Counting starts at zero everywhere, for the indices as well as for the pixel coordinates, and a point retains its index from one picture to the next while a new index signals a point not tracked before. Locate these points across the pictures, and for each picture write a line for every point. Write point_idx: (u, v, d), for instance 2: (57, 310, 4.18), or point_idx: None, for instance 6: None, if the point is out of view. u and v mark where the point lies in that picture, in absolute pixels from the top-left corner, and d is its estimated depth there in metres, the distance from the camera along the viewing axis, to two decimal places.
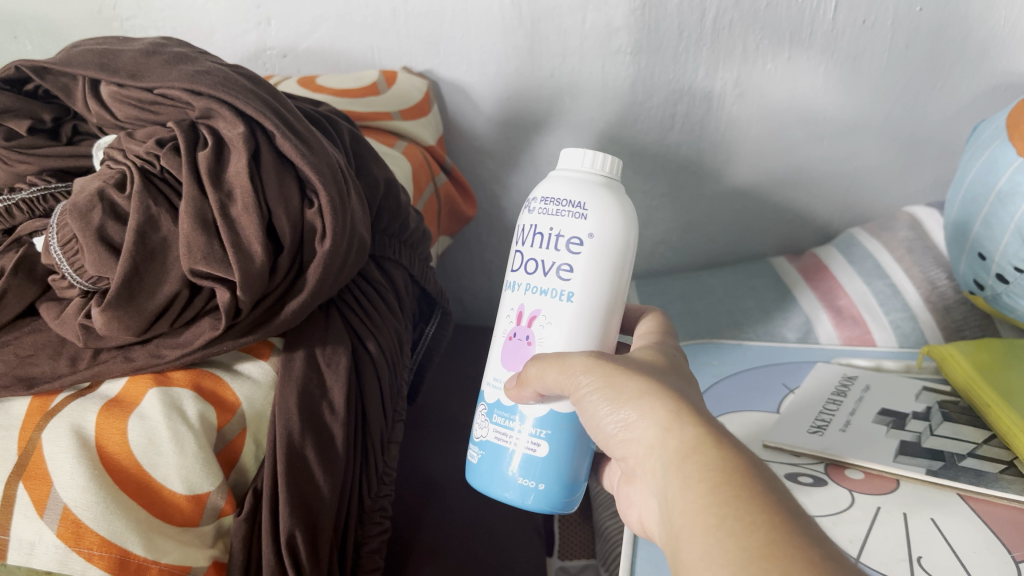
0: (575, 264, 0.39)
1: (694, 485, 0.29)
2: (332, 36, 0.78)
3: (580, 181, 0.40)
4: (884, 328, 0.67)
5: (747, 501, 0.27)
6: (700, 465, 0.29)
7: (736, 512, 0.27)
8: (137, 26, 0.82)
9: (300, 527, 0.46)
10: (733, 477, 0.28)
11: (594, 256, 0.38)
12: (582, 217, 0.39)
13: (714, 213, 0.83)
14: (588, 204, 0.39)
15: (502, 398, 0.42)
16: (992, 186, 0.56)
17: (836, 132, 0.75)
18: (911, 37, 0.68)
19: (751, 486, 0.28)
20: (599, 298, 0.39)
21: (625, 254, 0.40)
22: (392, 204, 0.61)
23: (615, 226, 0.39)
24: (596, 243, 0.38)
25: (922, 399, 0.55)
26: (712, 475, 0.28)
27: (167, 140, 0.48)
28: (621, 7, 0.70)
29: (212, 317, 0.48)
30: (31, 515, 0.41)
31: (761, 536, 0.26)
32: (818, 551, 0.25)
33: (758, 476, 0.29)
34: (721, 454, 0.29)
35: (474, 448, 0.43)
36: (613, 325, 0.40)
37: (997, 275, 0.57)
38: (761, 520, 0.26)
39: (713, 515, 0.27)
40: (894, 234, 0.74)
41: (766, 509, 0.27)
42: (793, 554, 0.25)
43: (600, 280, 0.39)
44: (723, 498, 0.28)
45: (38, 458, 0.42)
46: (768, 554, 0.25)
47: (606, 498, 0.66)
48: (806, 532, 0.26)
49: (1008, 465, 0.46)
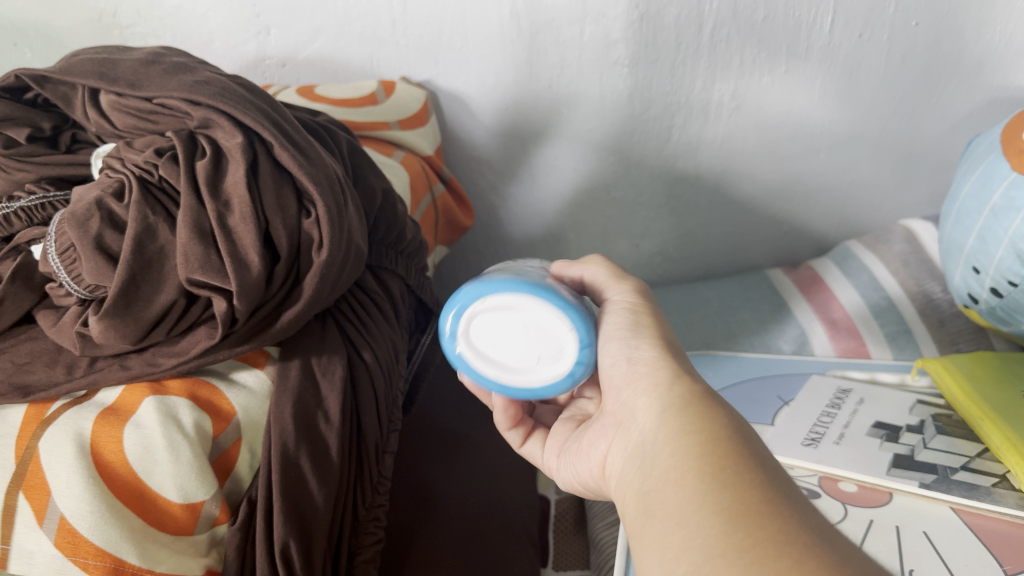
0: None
1: (693, 432, 0.30)
2: (331, 46, 0.79)
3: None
4: (879, 340, 0.68)
5: (743, 459, 0.29)
6: (702, 417, 0.31)
7: (733, 466, 0.28)
8: (137, 34, 0.82)
9: (294, 536, 0.46)
10: (734, 436, 0.30)
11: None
12: None
13: (709, 224, 0.84)
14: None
15: (537, 266, 0.43)
16: (988, 201, 0.56)
17: (832, 145, 0.76)
18: (907, 52, 0.68)
19: (749, 446, 0.30)
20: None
21: None
22: (389, 214, 0.61)
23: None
24: None
25: (915, 412, 0.55)
26: (714, 426, 0.30)
27: (166, 149, 0.48)
28: (619, 19, 0.70)
29: (209, 326, 0.48)
30: (32, 524, 0.41)
31: (755, 492, 0.27)
32: (808, 516, 0.26)
33: (755, 442, 0.30)
34: (725, 414, 0.31)
35: (504, 273, 0.41)
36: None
37: (992, 288, 0.57)
38: (758, 478, 0.28)
39: (709, 463, 0.29)
40: (889, 247, 0.75)
41: (760, 469, 0.28)
42: (784, 512, 0.26)
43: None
44: (719, 449, 0.29)
45: (37, 467, 0.42)
46: (760, 509, 0.26)
47: (601, 509, 0.66)
48: (798, 497, 0.27)
49: (1000, 479, 0.46)
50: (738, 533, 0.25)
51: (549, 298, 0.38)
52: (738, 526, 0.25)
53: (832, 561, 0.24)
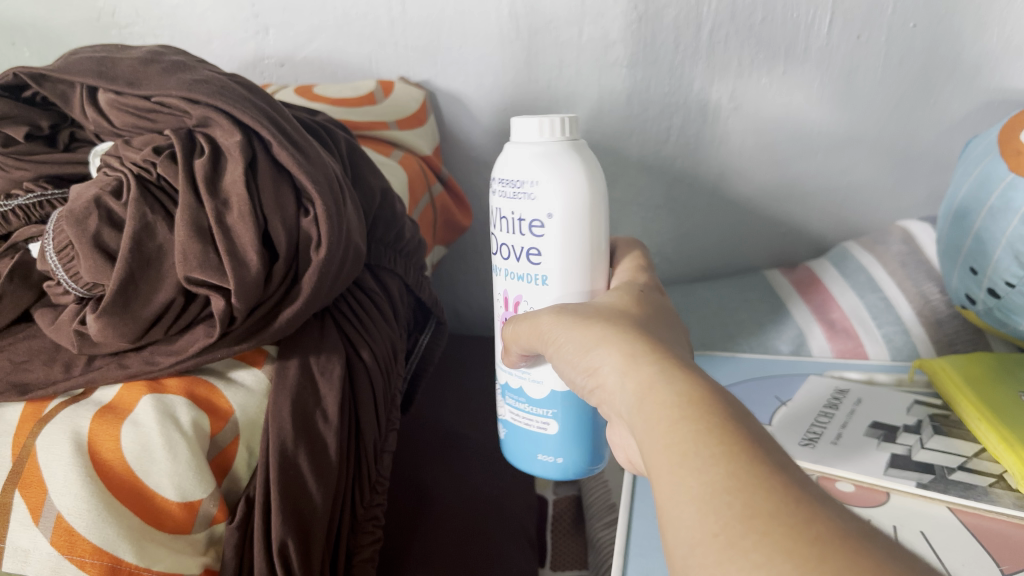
0: (546, 234, 0.41)
1: (653, 423, 0.29)
2: (330, 47, 0.79)
3: (537, 155, 0.40)
4: (876, 341, 0.68)
5: (704, 435, 0.27)
6: (659, 402, 0.29)
7: (694, 446, 0.27)
8: (136, 33, 0.82)
9: (292, 535, 0.46)
10: (695, 411, 0.28)
11: (555, 235, 0.41)
12: (537, 198, 0.40)
13: (707, 226, 0.84)
14: (539, 186, 0.40)
15: (509, 382, 0.47)
16: (985, 202, 0.57)
17: (830, 145, 0.76)
18: (906, 53, 0.69)
19: (713, 416, 0.28)
20: (580, 254, 0.42)
21: (591, 222, 0.41)
22: (388, 213, 0.61)
23: (576, 189, 0.40)
24: (555, 221, 0.40)
25: (913, 412, 0.55)
26: (666, 411, 0.29)
27: (164, 147, 0.48)
28: (617, 20, 0.71)
29: (207, 324, 0.48)
30: (27, 523, 0.41)
31: (721, 469, 0.25)
32: (781, 479, 0.25)
33: (721, 405, 0.29)
34: (685, 388, 0.29)
35: (501, 426, 0.50)
36: (600, 272, 0.44)
37: (989, 289, 0.57)
38: (726, 451, 0.26)
39: (675, 452, 0.27)
40: (887, 248, 0.75)
41: (724, 439, 0.26)
42: (755, 483, 0.25)
43: (566, 256, 0.41)
44: (680, 433, 0.27)
45: (34, 464, 0.42)
46: (728, 488, 0.25)
47: (599, 509, 0.66)
48: (770, 458, 0.26)
49: (997, 479, 0.46)
50: (711, 518, 0.24)
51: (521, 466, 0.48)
52: (710, 511, 0.24)
53: (803, 526, 0.23)
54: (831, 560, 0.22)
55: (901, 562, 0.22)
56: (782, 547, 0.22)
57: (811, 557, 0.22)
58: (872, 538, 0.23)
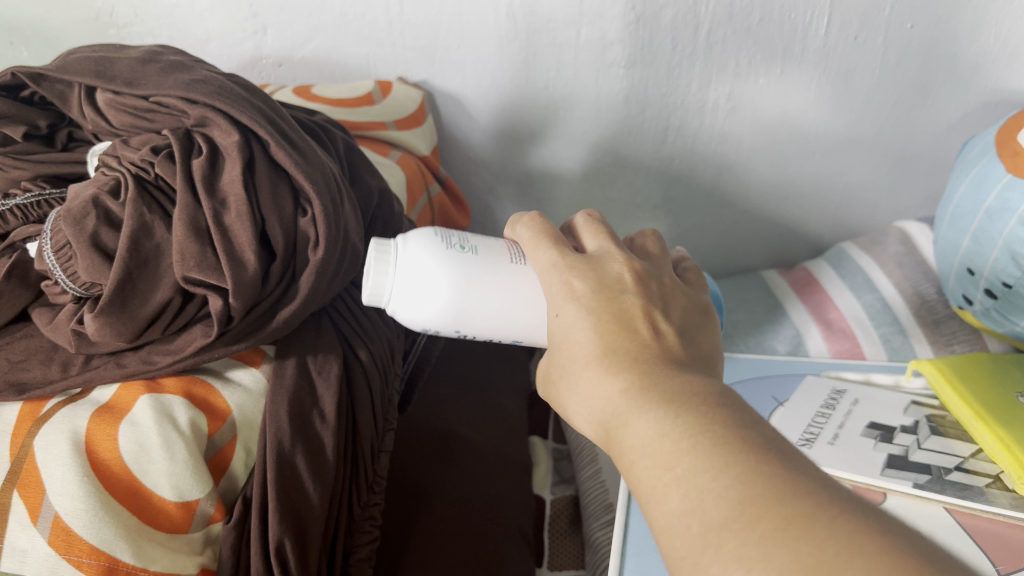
0: (475, 331, 0.42)
1: (620, 460, 0.29)
2: (326, 47, 0.79)
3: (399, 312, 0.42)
4: (873, 341, 0.68)
5: (654, 461, 0.27)
6: (616, 437, 0.30)
7: (649, 476, 0.27)
8: (134, 33, 0.82)
9: (289, 534, 0.46)
10: (642, 443, 0.28)
11: (474, 322, 0.41)
12: (438, 329, 0.42)
13: (705, 226, 0.85)
14: (427, 324, 0.42)
15: None
16: (982, 203, 0.57)
17: (827, 147, 0.76)
18: (903, 53, 0.68)
19: (656, 439, 0.27)
20: (506, 312, 0.41)
21: (473, 279, 0.41)
22: (385, 213, 0.61)
23: (443, 294, 0.40)
24: (461, 322, 0.41)
25: (910, 412, 0.55)
26: (623, 447, 0.29)
27: (162, 147, 0.48)
28: (615, 20, 0.70)
29: (205, 324, 0.48)
30: (25, 523, 0.41)
31: (674, 492, 0.26)
32: (726, 480, 0.24)
33: (660, 422, 0.28)
34: (629, 419, 0.29)
35: None
36: (532, 285, 0.41)
37: (986, 289, 0.58)
38: (674, 473, 0.26)
39: (638, 486, 0.28)
40: (884, 248, 0.75)
41: (671, 456, 0.26)
42: (702, 496, 0.25)
43: (497, 323, 0.42)
44: (637, 466, 0.28)
45: (32, 464, 0.42)
46: (685, 509, 0.25)
47: (596, 508, 0.67)
48: (714, 458, 0.25)
49: (993, 480, 0.47)
50: (675, 544, 0.25)
51: None
52: (675, 535, 0.25)
53: (753, 524, 0.23)
54: (778, 555, 0.22)
55: (852, 531, 0.22)
56: (734, 554, 0.23)
57: (760, 557, 0.22)
58: (824, 510, 0.23)
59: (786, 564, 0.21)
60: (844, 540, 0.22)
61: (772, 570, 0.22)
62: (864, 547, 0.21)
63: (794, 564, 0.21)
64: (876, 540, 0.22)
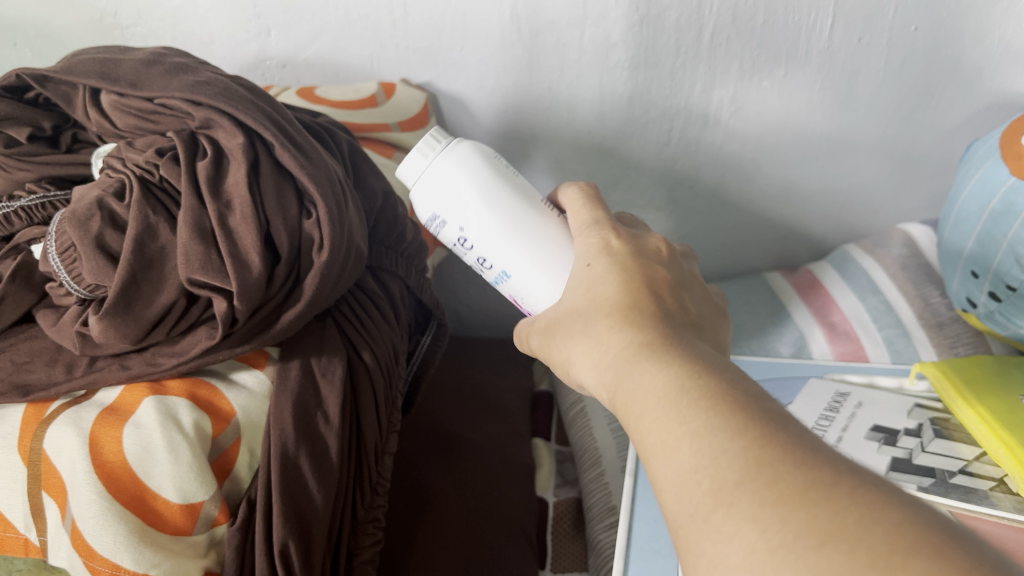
0: (476, 244, 0.42)
1: (628, 418, 0.29)
2: (330, 47, 0.79)
3: (418, 189, 0.42)
4: (876, 344, 0.68)
5: (668, 418, 0.26)
6: (626, 394, 0.29)
7: (659, 434, 0.26)
8: (138, 34, 0.83)
9: (294, 537, 0.45)
10: (657, 398, 0.27)
11: (481, 236, 0.41)
12: (443, 224, 0.42)
13: (708, 227, 0.86)
14: (439, 211, 0.42)
15: None
16: (986, 205, 0.56)
17: (831, 149, 0.76)
18: (907, 56, 0.68)
19: (672, 395, 0.27)
20: (511, 233, 0.41)
21: (497, 192, 0.41)
22: (389, 215, 0.62)
23: (467, 191, 0.41)
24: (466, 228, 0.42)
25: (914, 415, 0.55)
26: (633, 404, 0.28)
27: (167, 149, 0.48)
28: (619, 22, 0.70)
29: (210, 326, 0.49)
30: (59, 521, 0.44)
31: (685, 449, 0.25)
32: (743, 441, 0.24)
33: (677, 382, 0.27)
34: (644, 375, 0.29)
35: None
36: (554, 238, 0.42)
37: (990, 292, 0.57)
38: (689, 429, 0.25)
39: (647, 443, 0.27)
40: (888, 251, 0.75)
41: (684, 416, 0.26)
42: (717, 453, 0.24)
43: (499, 245, 0.42)
44: (648, 423, 0.27)
45: (48, 468, 0.44)
46: (694, 465, 0.24)
47: (600, 510, 0.66)
48: (732, 419, 0.25)
49: (998, 483, 0.47)
50: (683, 502, 0.24)
51: None
52: (683, 493, 0.24)
53: (766, 487, 0.22)
54: (794, 517, 0.21)
55: (872, 501, 0.21)
56: (747, 512, 0.22)
57: (774, 516, 0.22)
58: (844, 480, 0.22)
59: (802, 526, 0.21)
60: (862, 510, 0.21)
61: (788, 532, 0.21)
62: (886, 516, 0.21)
63: (810, 525, 0.21)
64: (897, 510, 0.21)
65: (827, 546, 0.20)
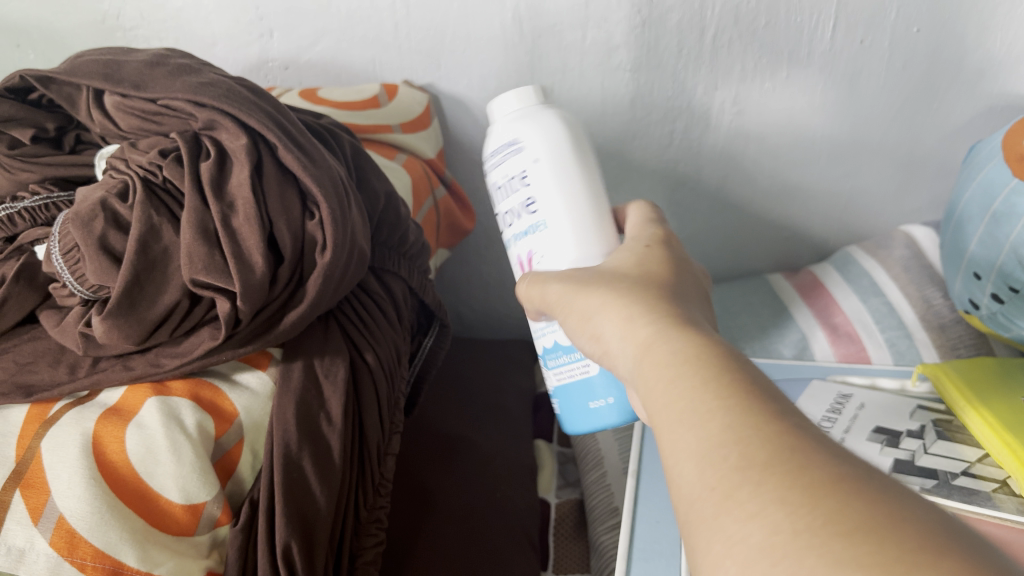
0: (536, 182, 0.43)
1: (654, 384, 0.29)
2: (333, 49, 0.79)
3: (508, 122, 0.45)
4: (879, 345, 0.68)
5: (704, 391, 0.26)
6: (657, 360, 0.29)
7: (691, 405, 0.26)
8: (141, 36, 0.83)
9: (296, 538, 0.45)
10: (694, 372, 0.27)
11: (542, 180, 0.43)
12: (520, 151, 0.43)
13: (710, 228, 0.86)
14: (521, 139, 0.44)
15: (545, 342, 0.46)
16: (989, 207, 0.56)
17: (833, 152, 0.76)
18: (909, 57, 0.68)
19: (712, 373, 0.27)
20: (571, 191, 0.43)
21: (575, 157, 0.44)
22: (392, 217, 0.61)
23: (551, 138, 0.43)
24: (538, 166, 0.43)
25: (917, 417, 0.55)
26: (665, 371, 0.28)
27: (170, 150, 0.48)
28: (621, 24, 0.70)
29: (213, 326, 0.49)
30: (26, 523, 0.41)
31: (716, 423, 0.25)
32: (780, 429, 0.24)
33: (717, 363, 0.28)
34: (684, 346, 0.29)
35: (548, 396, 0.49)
36: (598, 229, 0.43)
37: (992, 294, 0.57)
38: (725, 405, 0.25)
39: (674, 411, 0.27)
40: (890, 252, 0.75)
41: (720, 394, 0.26)
42: (751, 432, 0.24)
43: (557, 194, 0.43)
44: (679, 392, 0.27)
45: (39, 467, 0.42)
46: (723, 439, 0.24)
47: (602, 512, 0.66)
48: (769, 408, 0.25)
49: (1001, 484, 0.46)
50: (704, 474, 0.24)
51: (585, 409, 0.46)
52: (706, 465, 0.24)
53: (795, 472, 0.22)
54: (823, 502, 0.21)
55: (903, 504, 0.21)
56: (775, 491, 0.22)
57: (804, 499, 0.21)
58: (874, 480, 0.22)
59: (830, 512, 0.21)
60: (892, 507, 0.20)
61: (814, 516, 0.21)
62: (918, 518, 0.20)
63: (841, 512, 0.20)
64: (928, 516, 0.20)
65: (854, 534, 0.20)
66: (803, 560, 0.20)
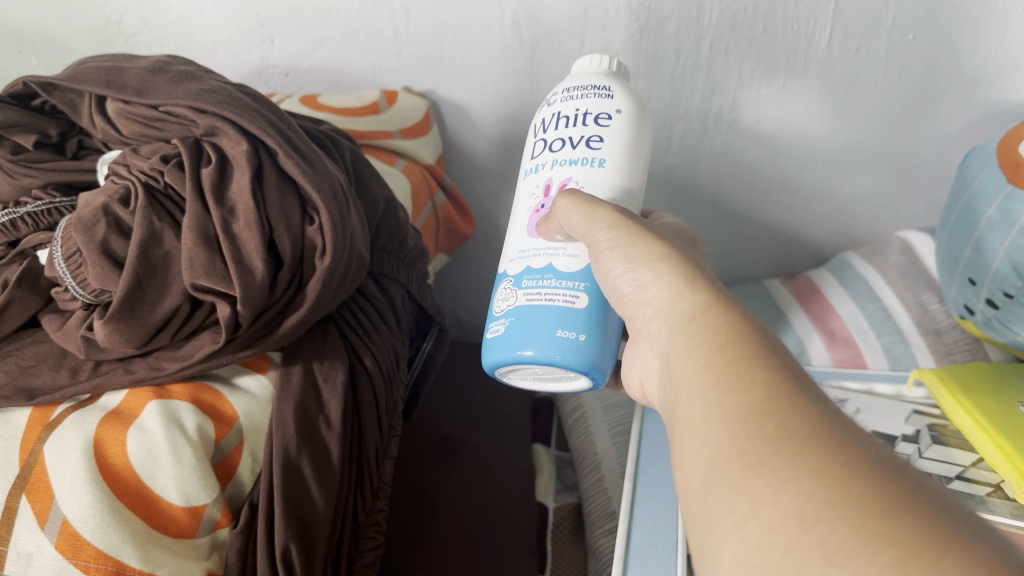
0: (613, 125, 0.42)
1: (697, 346, 0.29)
2: (333, 56, 0.80)
3: (600, 74, 0.45)
4: (875, 351, 0.68)
5: (754, 364, 0.27)
6: (706, 326, 0.30)
7: (737, 373, 0.27)
8: (143, 42, 0.84)
9: (295, 540, 0.46)
10: (749, 344, 0.28)
11: (620, 126, 0.42)
12: (609, 98, 0.43)
13: (707, 233, 0.87)
14: (612, 90, 0.44)
15: (530, 263, 0.42)
16: (983, 214, 0.57)
17: (831, 157, 0.77)
18: (905, 64, 0.68)
19: (764, 350, 0.28)
20: (635, 154, 0.43)
21: (646, 134, 0.44)
22: (391, 221, 0.62)
23: (638, 105, 0.44)
24: (622, 117, 0.43)
25: (911, 422, 0.56)
26: (718, 336, 0.29)
27: (172, 156, 0.49)
28: (619, 31, 0.71)
29: (213, 331, 0.49)
30: (32, 527, 0.41)
31: (759, 394, 0.26)
32: (821, 409, 0.25)
33: (762, 340, 0.28)
34: (738, 320, 0.29)
35: (498, 322, 0.42)
36: (639, 192, 0.43)
37: (987, 300, 0.58)
38: (771, 379, 0.26)
39: (715, 374, 0.27)
40: (886, 258, 0.76)
41: (767, 367, 0.27)
42: (794, 408, 0.25)
43: (625, 148, 0.42)
44: (724, 357, 0.28)
45: (40, 470, 0.43)
46: (765, 408, 0.25)
47: (600, 516, 0.66)
48: (813, 393, 0.26)
49: (994, 489, 0.47)
50: (738, 439, 0.25)
51: (539, 337, 0.39)
52: (741, 430, 0.25)
53: (836, 450, 0.23)
54: (860, 480, 0.22)
55: (936, 496, 0.22)
56: (810, 466, 0.23)
57: (839, 476, 0.22)
58: (908, 471, 0.23)
59: (865, 490, 0.21)
60: (926, 495, 0.21)
61: (850, 491, 0.21)
62: (953, 512, 0.21)
63: (875, 492, 0.21)
64: (960, 511, 0.21)
65: (889, 513, 0.21)
66: (833, 531, 0.21)
